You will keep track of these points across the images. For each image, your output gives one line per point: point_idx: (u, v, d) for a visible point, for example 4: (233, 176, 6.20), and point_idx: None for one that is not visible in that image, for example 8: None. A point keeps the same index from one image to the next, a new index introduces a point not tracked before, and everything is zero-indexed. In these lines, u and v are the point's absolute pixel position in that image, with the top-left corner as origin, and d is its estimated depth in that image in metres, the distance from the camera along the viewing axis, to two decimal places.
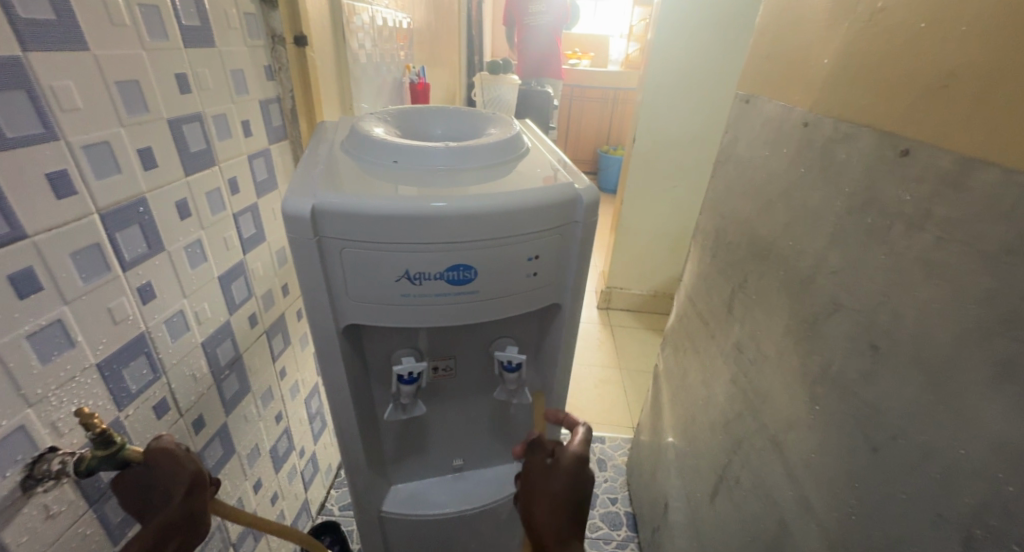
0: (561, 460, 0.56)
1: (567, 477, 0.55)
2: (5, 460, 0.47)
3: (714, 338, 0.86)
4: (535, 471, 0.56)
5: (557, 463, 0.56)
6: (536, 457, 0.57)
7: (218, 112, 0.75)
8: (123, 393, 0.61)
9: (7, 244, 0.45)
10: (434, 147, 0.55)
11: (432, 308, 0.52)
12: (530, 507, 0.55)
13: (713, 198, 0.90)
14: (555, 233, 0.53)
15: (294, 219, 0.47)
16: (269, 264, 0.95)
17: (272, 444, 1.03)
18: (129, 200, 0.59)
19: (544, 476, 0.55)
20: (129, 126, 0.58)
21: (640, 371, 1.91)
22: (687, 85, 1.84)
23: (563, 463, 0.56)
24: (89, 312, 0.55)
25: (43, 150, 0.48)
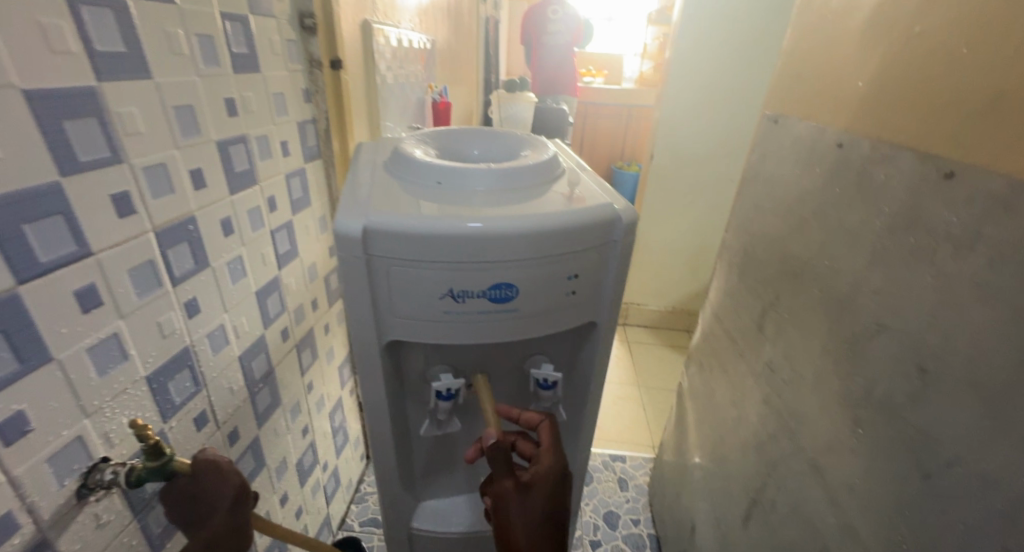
0: (536, 482, 0.56)
1: (542, 501, 0.56)
2: (63, 469, 0.49)
3: (743, 357, 0.85)
4: (508, 496, 0.56)
5: (530, 487, 0.56)
6: (507, 478, 0.56)
7: (261, 134, 0.78)
8: (168, 406, 0.63)
9: (75, 261, 0.48)
10: (476, 169, 0.57)
11: (474, 326, 0.54)
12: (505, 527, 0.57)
13: (741, 216, 0.90)
14: (594, 253, 0.54)
15: (345, 239, 0.48)
16: (300, 279, 0.97)
17: (298, 457, 1.04)
18: (180, 219, 0.61)
19: (519, 502, 0.55)
20: (183, 148, 0.60)
21: (660, 389, 1.89)
22: (708, 103, 1.85)
23: (536, 487, 0.56)
24: (142, 326, 0.57)
25: (110, 172, 0.50)
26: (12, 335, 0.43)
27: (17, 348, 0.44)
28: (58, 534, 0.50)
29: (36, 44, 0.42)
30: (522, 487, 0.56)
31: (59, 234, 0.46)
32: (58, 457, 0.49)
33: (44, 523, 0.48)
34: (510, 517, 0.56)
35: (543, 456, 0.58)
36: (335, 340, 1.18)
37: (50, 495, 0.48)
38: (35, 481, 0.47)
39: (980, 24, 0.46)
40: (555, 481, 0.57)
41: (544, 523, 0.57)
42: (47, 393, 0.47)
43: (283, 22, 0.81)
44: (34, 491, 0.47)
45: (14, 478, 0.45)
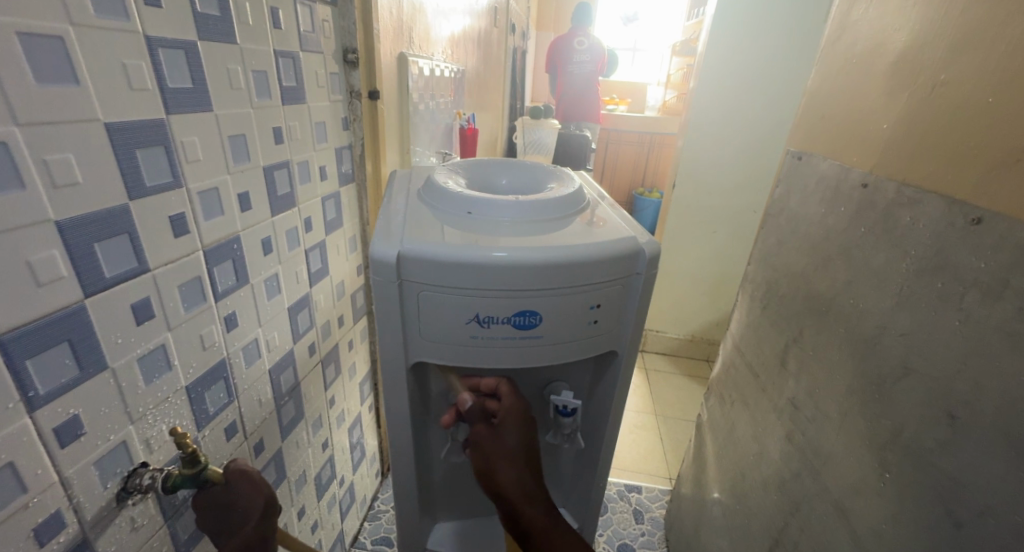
0: (505, 418, 0.57)
1: (514, 432, 0.55)
2: (107, 472, 0.52)
3: (766, 392, 0.85)
4: (483, 438, 0.56)
5: (499, 426, 0.56)
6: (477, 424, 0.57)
7: (302, 160, 0.82)
8: (203, 415, 0.66)
9: (134, 277, 0.52)
10: (505, 200, 0.59)
11: (498, 351, 0.56)
12: (488, 475, 0.54)
13: (764, 250, 0.91)
14: (617, 284, 0.56)
15: (380, 264, 0.51)
16: (329, 297, 1.00)
17: (317, 471, 1.06)
18: (226, 239, 0.65)
19: (494, 439, 0.55)
20: (234, 173, 0.65)
21: (678, 419, 1.87)
22: (732, 135, 1.87)
23: (505, 425, 0.56)
24: (185, 338, 0.60)
25: (169, 196, 0.55)
26: (76, 343, 0.47)
27: (79, 356, 0.48)
28: (97, 535, 0.53)
29: (119, 83, 0.48)
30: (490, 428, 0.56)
31: (122, 251, 0.50)
32: (104, 460, 0.52)
33: (86, 523, 0.51)
34: (488, 458, 0.54)
35: (506, 397, 0.59)
36: (358, 357, 1.21)
37: (94, 497, 0.51)
38: (82, 482, 0.50)
39: (1004, 75, 0.47)
40: (522, 415, 0.57)
41: (525, 458, 0.54)
42: (101, 399, 0.50)
43: (328, 57, 0.87)
44: (81, 491, 0.50)
45: (65, 478, 0.48)
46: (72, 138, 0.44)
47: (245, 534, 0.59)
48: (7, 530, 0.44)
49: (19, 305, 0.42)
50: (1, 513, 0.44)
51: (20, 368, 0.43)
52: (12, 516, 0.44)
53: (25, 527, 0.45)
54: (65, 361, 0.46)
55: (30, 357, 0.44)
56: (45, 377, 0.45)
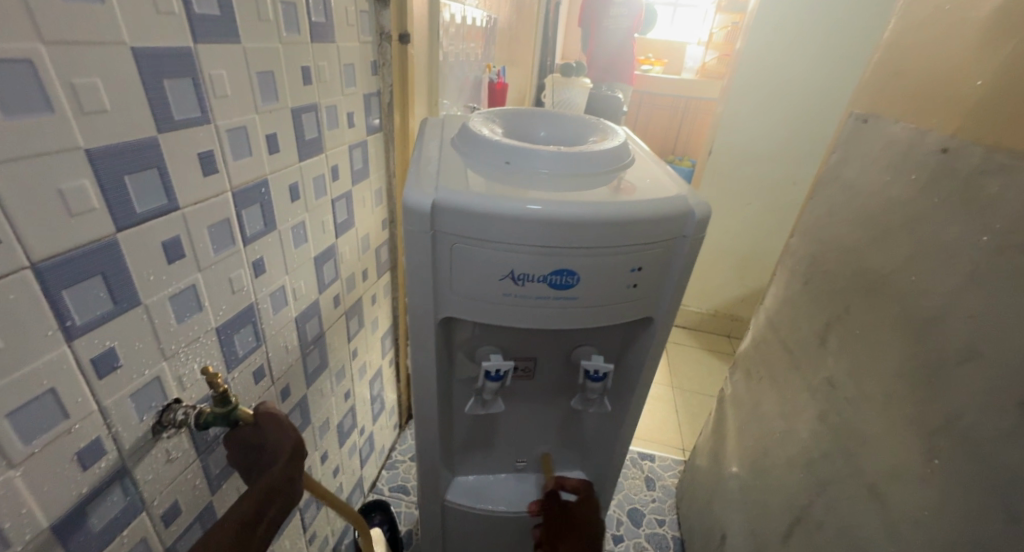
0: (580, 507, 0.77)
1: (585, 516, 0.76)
2: (143, 405, 0.53)
3: (799, 369, 0.82)
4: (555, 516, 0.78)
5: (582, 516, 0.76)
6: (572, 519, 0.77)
7: (330, 103, 0.79)
8: (233, 357, 0.67)
9: (164, 214, 0.51)
10: (546, 151, 0.55)
11: (530, 310, 0.54)
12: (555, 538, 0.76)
13: (809, 220, 0.86)
14: (662, 247, 0.53)
15: (414, 213, 0.48)
16: (354, 249, 1.00)
17: (339, 419, 1.08)
18: (254, 182, 0.64)
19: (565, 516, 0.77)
20: (262, 112, 0.63)
21: (695, 392, 1.85)
22: (776, 99, 1.77)
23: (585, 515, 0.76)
24: (215, 280, 0.60)
25: (197, 131, 0.53)
26: (109, 278, 0.46)
27: (113, 290, 0.47)
28: (135, 464, 0.54)
29: (145, 3, 0.45)
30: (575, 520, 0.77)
31: (152, 186, 0.49)
32: (139, 394, 0.52)
33: (125, 452, 0.52)
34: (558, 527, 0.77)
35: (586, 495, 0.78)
36: (380, 311, 1.21)
37: (131, 428, 0.52)
38: (120, 413, 0.50)
39: None
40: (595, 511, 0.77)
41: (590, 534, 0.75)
42: (134, 333, 0.50)
43: None
44: (119, 421, 0.51)
45: (103, 408, 0.49)
46: (99, 61, 0.42)
47: (269, 479, 0.56)
48: (52, 454, 0.45)
49: (53, 234, 0.41)
50: (45, 436, 0.44)
51: (56, 298, 0.42)
52: (56, 440, 0.45)
53: (68, 451, 0.46)
54: (99, 294, 0.46)
55: (65, 288, 0.43)
56: (81, 309, 0.44)
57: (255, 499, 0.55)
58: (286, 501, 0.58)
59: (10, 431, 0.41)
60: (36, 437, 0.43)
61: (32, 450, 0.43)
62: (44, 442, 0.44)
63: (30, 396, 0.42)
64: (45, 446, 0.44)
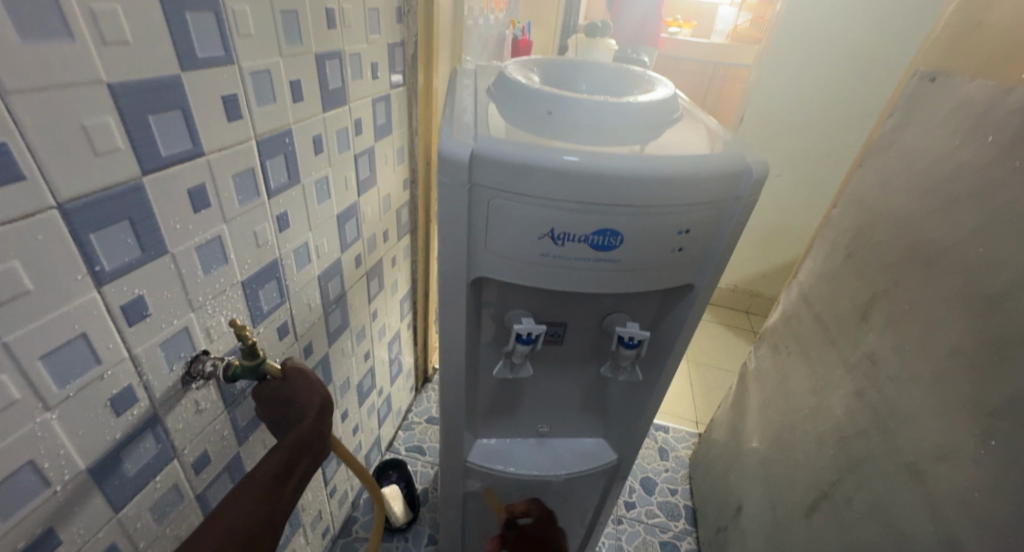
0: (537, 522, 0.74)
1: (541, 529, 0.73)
2: (172, 356, 0.52)
3: (834, 344, 0.79)
4: None
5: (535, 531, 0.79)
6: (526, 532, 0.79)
7: (354, 51, 0.75)
8: (257, 312, 0.66)
9: (189, 159, 0.48)
10: (591, 101, 0.52)
11: (568, 272, 0.51)
12: None
13: (858, 189, 0.81)
14: (712, 208, 0.50)
15: (452, 165, 0.46)
16: (376, 209, 0.97)
17: (359, 379, 1.08)
18: (278, 131, 0.61)
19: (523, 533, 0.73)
20: (286, 56, 0.60)
21: (711, 366, 1.83)
22: (816, 62, 1.67)
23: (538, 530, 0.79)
24: (240, 232, 0.59)
25: (221, 72, 0.50)
26: (137, 223, 0.45)
27: (141, 237, 0.45)
28: (166, 413, 0.53)
29: None
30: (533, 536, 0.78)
31: (176, 129, 0.46)
32: (169, 344, 0.51)
33: (156, 400, 0.52)
34: None
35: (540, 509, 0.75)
36: (400, 274, 1.19)
37: (161, 377, 0.51)
38: (150, 362, 0.50)
39: None
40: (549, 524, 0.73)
41: None
42: (162, 283, 0.49)
43: None
44: (150, 370, 0.50)
45: (134, 356, 0.48)
46: None
47: (299, 434, 0.56)
48: (86, 399, 0.44)
49: (79, 175, 0.39)
50: (80, 381, 0.43)
51: (85, 241, 0.41)
52: (90, 386, 0.44)
53: (102, 397, 0.45)
54: (127, 240, 0.44)
55: (94, 231, 0.41)
56: (110, 254, 0.43)
57: (286, 453, 0.54)
58: (315, 456, 0.58)
59: (44, 374, 0.40)
60: (71, 381, 0.43)
61: (68, 394, 0.43)
62: (79, 386, 0.43)
63: (63, 340, 0.41)
64: (79, 390, 0.43)
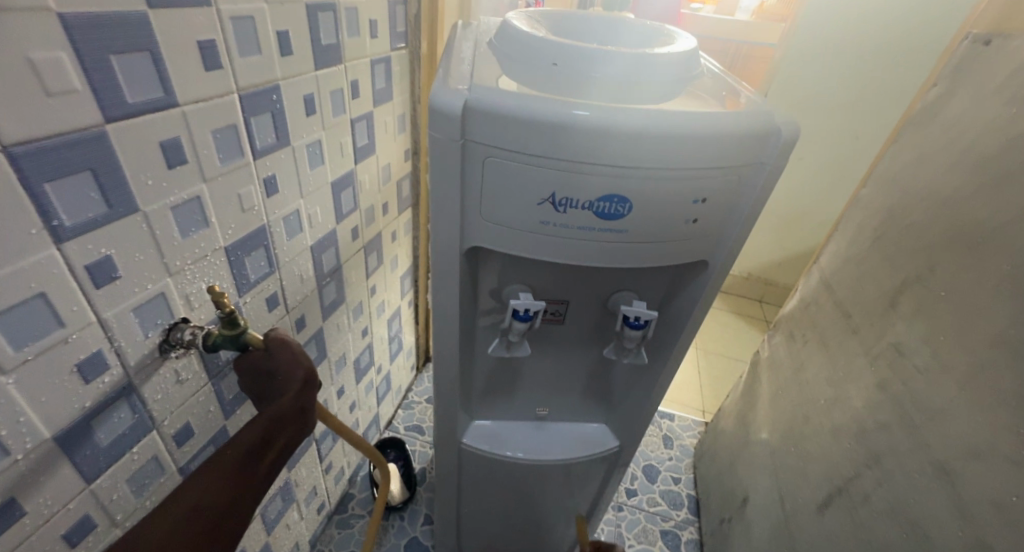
0: None
1: None
2: (147, 322, 0.49)
3: (857, 334, 0.74)
4: None
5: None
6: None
7: (350, 5, 0.70)
8: (243, 281, 0.63)
9: (162, 109, 0.44)
10: (601, 52, 0.46)
11: (570, 243, 0.46)
12: None
13: (901, 171, 0.75)
14: (732, 174, 0.45)
15: (442, 117, 0.41)
16: (375, 179, 0.93)
17: (356, 355, 1.05)
18: (264, 86, 0.57)
19: None
20: (271, 3, 0.55)
21: (721, 355, 1.78)
22: (845, 38, 1.58)
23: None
24: (222, 193, 0.55)
25: (195, 13, 0.45)
26: (100, 175, 0.40)
27: (106, 191, 0.41)
28: (142, 382, 0.50)
29: None
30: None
31: (145, 74, 0.42)
32: (143, 309, 0.48)
33: (130, 369, 0.48)
34: None
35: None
36: (400, 249, 1.16)
37: (136, 344, 0.48)
38: (122, 327, 0.46)
39: None
40: None
41: None
42: (133, 243, 0.45)
43: None
44: (122, 336, 0.46)
45: (103, 320, 0.44)
46: None
47: (278, 408, 0.52)
48: (47, 364, 0.41)
49: (27, 115, 0.35)
50: (40, 343, 0.40)
51: (38, 191, 0.37)
52: (50, 349, 0.40)
53: (66, 363, 0.42)
54: (90, 193, 0.40)
55: (48, 180, 0.37)
56: (69, 206, 0.39)
57: (262, 426, 0.50)
58: (296, 430, 0.54)
59: None
60: (29, 344, 0.39)
61: (25, 357, 0.39)
62: (39, 349, 0.40)
63: (17, 299, 0.37)
64: (39, 353, 0.40)
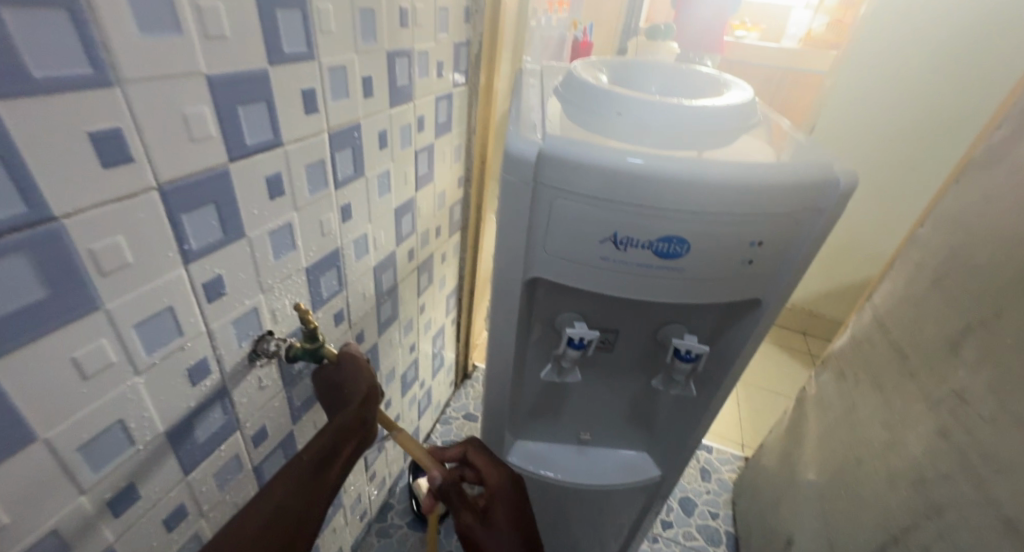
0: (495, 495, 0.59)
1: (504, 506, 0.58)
2: (242, 333, 0.55)
3: (914, 377, 0.74)
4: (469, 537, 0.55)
5: (490, 510, 0.57)
6: (464, 509, 0.57)
7: (422, 50, 0.77)
8: (318, 298, 0.69)
9: (270, 149, 0.51)
10: (662, 103, 0.50)
11: (629, 278, 0.50)
12: None
13: (966, 217, 0.75)
14: (788, 220, 0.48)
15: (516, 161, 0.46)
16: (431, 204, 0.99)
17: (404, 370, 1.11)
18: (349, 125, 0.63)
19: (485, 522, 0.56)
20: (361, 53, 0.61)
21: (761, 388, 1.75)
22: (898, 71, 1.58)
23: (494, 505, 0.58)
24: (308, 220, 0.61)
25: (303, 66, 0.52)
26: (220, 206, 0.46)
27: (223, 220, 0.47)
28: (233, 386, 0.56)
29: None
30: (483, 518, 0.56)
31: (261, 119, 0.48)
32: (240, 322, 0.54)
33: (226, 374, 0.54)
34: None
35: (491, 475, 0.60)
36: (448, 270, 1.21)
37: (232, 352, 0.54)
38: (223, 337, 0.52)
39: None
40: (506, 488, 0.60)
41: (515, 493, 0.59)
42: (238, 264, 0.51)
43: None
44: (222, 345, 0.52)
45: (210, 331, 0.50)
46: None
47: (343, 420, 0.56)
48: (169, 367, 0.46)
49: (181, 159, 0.41)
50: (164, 349, 0.45)
51: (177, 221, 0.42)
52: (171, 355, 0.46)
53: (180, 368, 0.48)
54: (211, 222, 0.46)
55: (185, 212, 0.43)
56: (197, 234, 0.45)
57: (331, 434, 0.54)
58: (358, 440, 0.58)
59: (137, 342, 0.42)
60: (158, 349, 0.44)
61: (154, 360, 0.44)
62: (163, 354, 0.45)
63: (154, 313, 0.43)
64: (164, 358, 0.45)
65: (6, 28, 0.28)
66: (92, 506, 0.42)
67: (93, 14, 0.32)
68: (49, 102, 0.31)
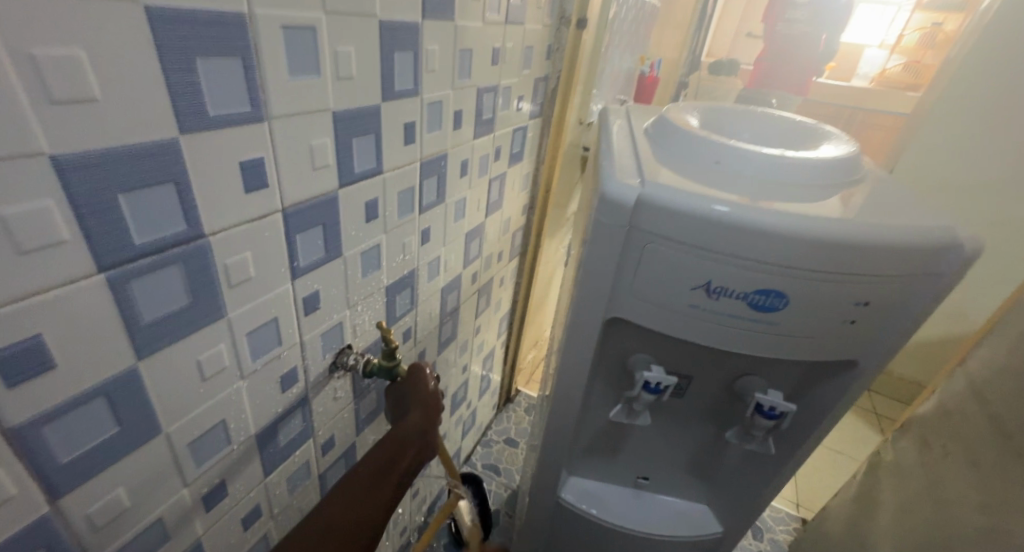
0: None
1: None
2: (327, 345, 0.58)
3: (1018, 458, 0.68)
4: None
5: None
6: None
7: (507, 84, 0.80)
8: (392, 315, 0.72)
9: (372, 176, 0.54)
10: (762, 155, 0.51)
11: (718, 326, 0.50)
12: None
13: None
14: (893, 281, 0.47)
15: (614, 205, 0.47)
16: (497, 229, 1.01)
17: (454, 389, 1.12)
18: (437, 154, 0.67)
19: None
20: (456, 89, 0.65)
21: (820, 445, 1.65)
22: (985, 119, 1.51)
23: None
24: (394, 242, 0.64)
25: (408, 102, 0.56)
26: (327, 228, 0.50)
27: (327, 241, 0.51)
28: (313, 395, 0.59)
29: None
30: None
31: (369, 150, 0.52)
32: (327, 334, 0.57)
33: (309, 383, 0.57)
34: None
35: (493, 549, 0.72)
36: (504, 294, 1.23)
37: (317, 362, 0.57)
38: (312, 349, 0.55)
39: None
40: None
41: None
42: (333, 281, 0.54)
43: None
44: (310, 356, 0.55)
45: (303, 341, 0.53)
46: (356, 31, 0.44)
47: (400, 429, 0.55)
48: (268, 373, 0.49)
49: (304, 184, 0.44)
50: (266, 356, 0.48)
51: (292, 240, 0.46)
52: (271, 362, 0.49)
53: (276, 375, 0.51)
54: (318, 242, 0.49)
55: (299, 233, 0.46)
56: (305, 252, 0.48)
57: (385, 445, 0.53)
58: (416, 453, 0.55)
59: (246, 349, 0.45)
60: (261, 356, 0.48)
61: (256, 367, 0.47)
62: (264, 361, 0.48)
63: (262, 323, 0.46)
64: (265, 364, 0.48)
65: (196, 73, 0.32)
66: (190, 498, 0.46)
67: (258, 61, 0.36)
68: (215, 134, 0.35)
